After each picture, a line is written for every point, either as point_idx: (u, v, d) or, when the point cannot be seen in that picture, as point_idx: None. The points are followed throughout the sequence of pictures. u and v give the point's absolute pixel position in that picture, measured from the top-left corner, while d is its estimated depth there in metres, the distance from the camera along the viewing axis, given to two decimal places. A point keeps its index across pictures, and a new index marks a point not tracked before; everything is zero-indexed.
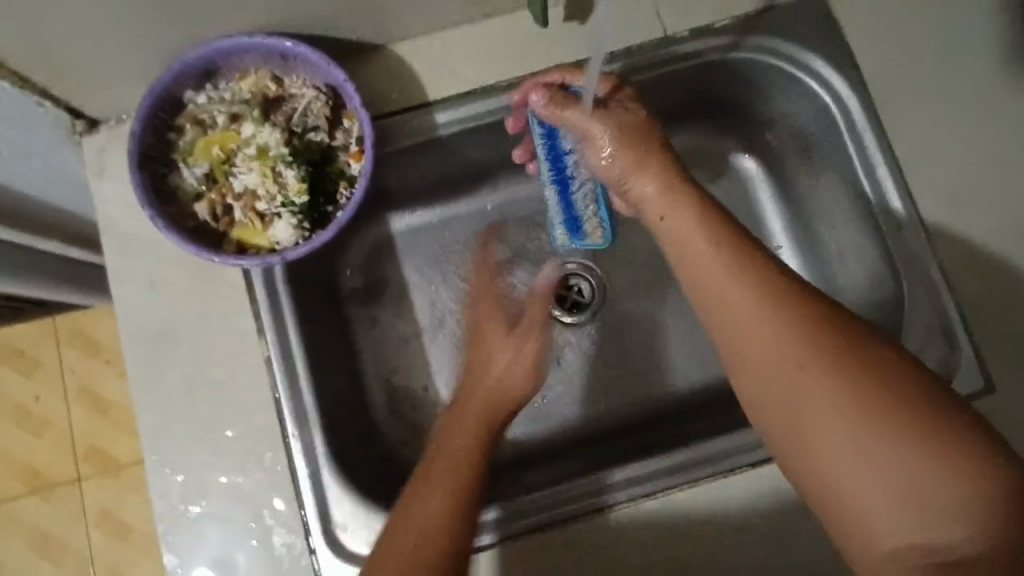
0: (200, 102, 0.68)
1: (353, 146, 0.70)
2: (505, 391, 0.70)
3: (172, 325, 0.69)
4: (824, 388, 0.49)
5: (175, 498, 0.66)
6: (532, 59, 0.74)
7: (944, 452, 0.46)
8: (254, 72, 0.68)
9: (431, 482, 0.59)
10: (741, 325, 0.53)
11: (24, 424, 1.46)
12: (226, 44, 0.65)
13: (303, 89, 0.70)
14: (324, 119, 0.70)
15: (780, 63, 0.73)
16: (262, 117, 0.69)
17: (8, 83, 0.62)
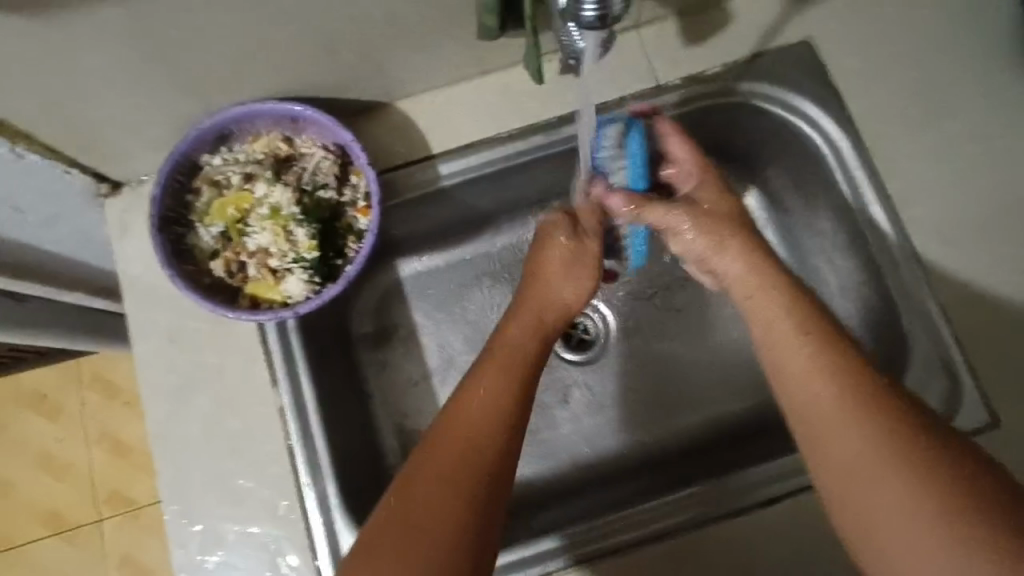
0: (215, 164, 0.71)
1: (360, 202, 0.73)
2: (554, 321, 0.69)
3: (191, 379, 0.71)
4: (881, 450, 0.53)
5: (193, 549, 0.68)
6: (530, 112, 0.77)
7: (990, 543, 0.48)
8: (266, 134, 0.72)
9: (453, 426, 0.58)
10: (814, 392, 0.58)
11: (47, 467, 1.49)
12: (240, 111, 0.68)
13: (312, 149, 0.73)
14: (333, 176, 0.73)
15: (771, 106, 0.75)
16: (274, 177, 0.73)
17: (37, 156, 0.66)
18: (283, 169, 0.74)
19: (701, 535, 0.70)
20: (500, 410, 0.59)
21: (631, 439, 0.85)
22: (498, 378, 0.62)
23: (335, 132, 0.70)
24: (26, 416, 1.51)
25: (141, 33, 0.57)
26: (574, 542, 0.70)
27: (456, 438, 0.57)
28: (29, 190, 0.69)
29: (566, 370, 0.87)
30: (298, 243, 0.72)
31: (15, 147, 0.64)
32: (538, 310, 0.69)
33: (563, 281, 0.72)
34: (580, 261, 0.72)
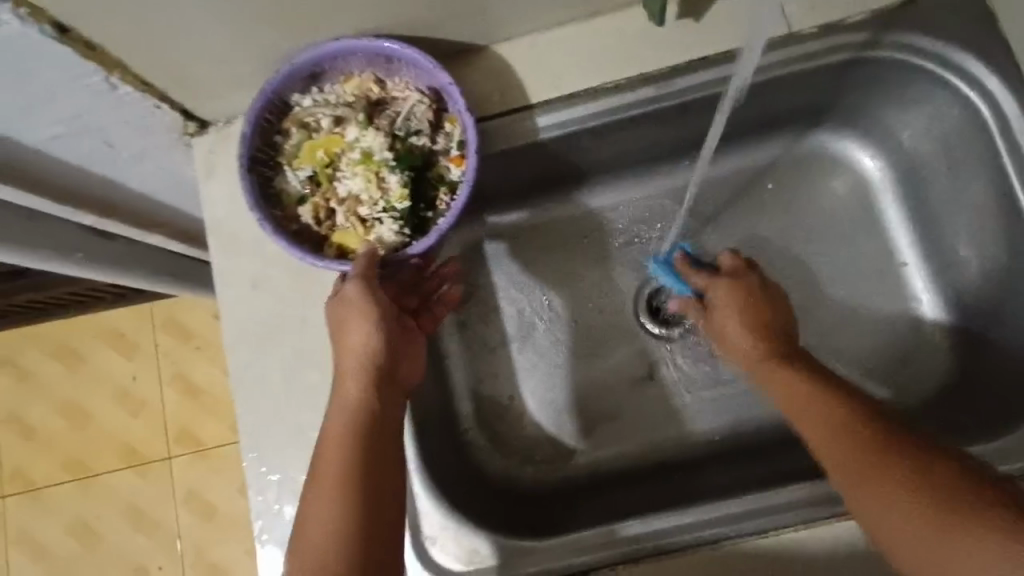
0: (305, 104, 0.68)
1: (453, 150, 0.69)
2: (361, 366, 0.62)
3: (273, 327, 0.70)
4: (875, 467, 0.57)
5: (271, 498, 0.66)
6: (641, 60, 0.69)
7: (974, 523, 0.52)
8: (357, 74, 0.68)
9: (317, 490, 0.57)
10: (808, 416, 0.63)
11: (122, 402, 1.56)
12: (334, 48, 0.64)
13: (405, 92, 0.69)
14: (427, 122, 0.69)
15: (923, 61, 0.67)
16: (366, 120, 0.69)
17: (130, 88, 0.63)
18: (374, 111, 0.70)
19: (806, 535, 0.63)
20: (344, 453, 0.58)
21: (722, 425, 0.82)
22: (334, 433, 0.60)
23: (431, 72, 0.65)
24: (104, 352, 1.57)
25: None
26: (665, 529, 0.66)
27: (323, 462, 0.58)
28: (120, 124, 0.67)
29: (652, 344, 0.84)
30: (389, 191, 0.67)
31: (110, 76, 0.60)
32: (355, 363, 0.62)
33: (354, 331, 0.62)
34: (364, 309, 0.62)
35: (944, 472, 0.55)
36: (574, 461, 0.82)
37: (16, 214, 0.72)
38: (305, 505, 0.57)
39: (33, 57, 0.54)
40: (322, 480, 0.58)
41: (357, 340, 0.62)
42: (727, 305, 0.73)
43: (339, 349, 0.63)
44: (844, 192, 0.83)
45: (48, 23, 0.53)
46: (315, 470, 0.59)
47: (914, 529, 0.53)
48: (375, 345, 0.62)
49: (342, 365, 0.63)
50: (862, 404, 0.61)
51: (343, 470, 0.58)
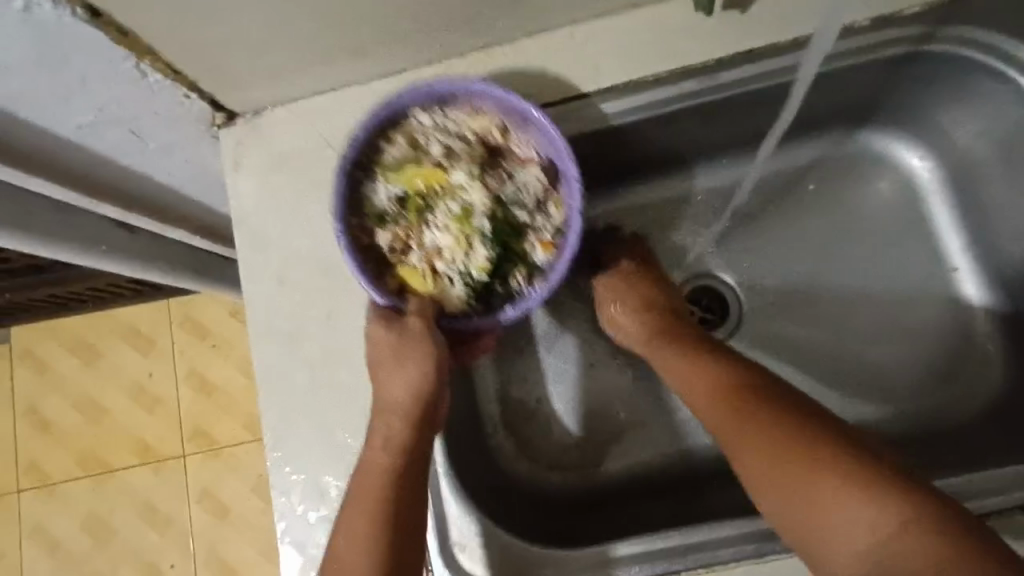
0: (423, 125, 0.66)
1: (548, 232, 0.67)
2: (404, 405, 0.59)
3: (300, 322, 0.68)
4: (743, 424, 0.57)
5: (295, 499, 0.64)
6: (684, 54, 0.67)
7: (838, 469, 0.51)
8: (488, 116, 0.66)
9: (349, 528, 0.55)
10: (686, 380, 0.64)
11: (138, 399, 1.55)
12: (475, 89, 0.63)
13: (526, 157, 0.67)
14: (534, 199, 0.67)
15: (982, 56, 0.64)
16: (476, 171, 0.68)
17: (159, 75, 0.61)
18: (486, 162, 0.68)
19: None
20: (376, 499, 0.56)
21: None
22: (370, 466, 0.58)
23: (560, 155, 0.64)
24: (120, 349, 1.57)
25: None
26: (704, 543, 0.61)
27: (349, 515, 0.56)
28: (148, 114, 0.65)
29: None
30: (472, 257, 0.66)
31: (140, 63, 0.59)
32: (401, 401, 0.59)
33: (403, 373, 0.60)
34: (419, 352, 0.60)
35: (802, 427, 0.55)
36: (604, 467, 0.79)
37: (40, 204, 0.71)
38: (336, 541, 0.55)
39: (65, 41, 0.53)
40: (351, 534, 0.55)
41: (404, 381, 0.60)
42: (614, 288, 0.74)
43: (381, 387, 0.61)
44: (891, 192, 0.80)
45: (80, 6, 0.51)
46: (347, 506, 0.57)
47: (778, 491, 0.53)
48: (423, 385, 0.60)
49: (380, 406, 0.61)
50: (729, 362, 0.63)
51: (374, 510, 0.55)
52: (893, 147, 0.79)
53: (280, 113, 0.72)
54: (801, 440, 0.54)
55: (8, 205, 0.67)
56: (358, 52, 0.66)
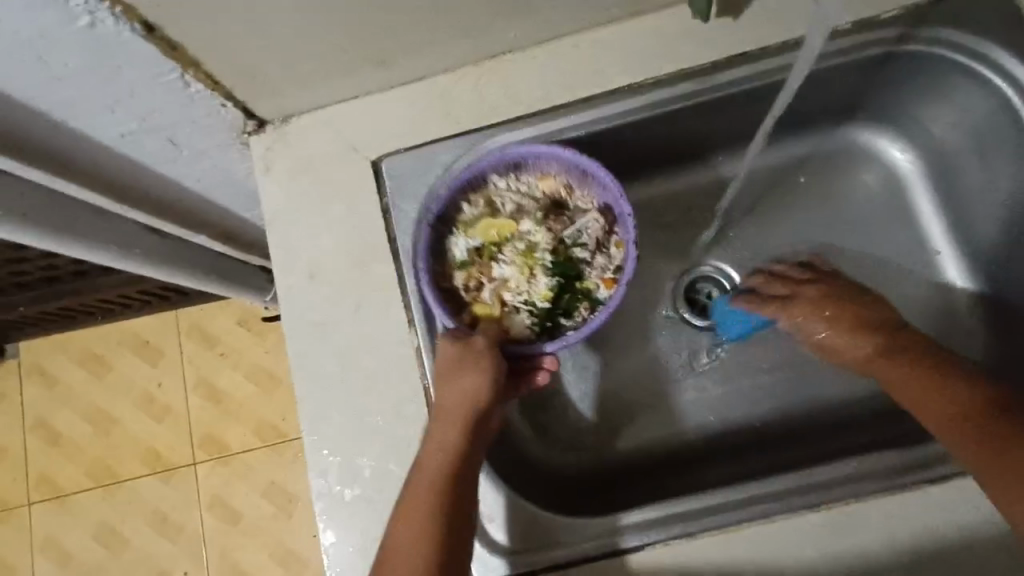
0: (498, 186, 0.74)
1: (608, 271, 0.74)
2: (463, 411, 0.65)
3: (331, 315, 0.72)
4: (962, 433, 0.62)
5: (330, 480, 0.68)
6: (682, 58, 0.73)
7: None
8: (554, 177, 0.74)
9: (409, 511, 0.61)
10: (908, 390, 0.67)
11: (149, 409, 1.58)
12: (543, 149, 0.71)
13: (587, 206, 0.75)
14: (595, 240, 0.75)
15: (953, 55, 0.70)
16: (542, 219, 0.76)
17: (201, 86, 0.65)
18: (552, 212, 0.76)
19: (861, 510, 0.64)
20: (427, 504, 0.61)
21: (760, 412, 0.84)
22: (428, 458, 0.63)
23: (616, 199, 0.71)
24: (131, 359, 1.60)
25: None
26: (708, 509, 0.66)
27: (410, 502, 0.62)
28: (187, 122, 0.70)
29: (689, 334, 0.86)
30: (536, 288, 0.73)
31: (184, 74, 0.63)
32: (457, 408, 0.65)
33: (463, 382, 0.65)
34: (478, 369, 0.66)
35: None
36: (617, 448, 0.84)
37: (80, 209, 0.75)
38: (395, 523, 0.61)
39: (121, 53, 0.57)
40: (405, 534, 0.60)
41: (463, 390, 0.65)
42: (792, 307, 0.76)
43: (442, 393, 0.66)
44: (874, 183, 0.86)
45: (138, 21, 0.56)
46: (407, 492, 0.63)
47: None
48: (480, 394, 0.65)
49: (441, 409, 0.65)
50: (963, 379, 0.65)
51: (432, 500, 0.61)
52: (879, 140, 0.85)
53: (307, 120, 0.77)
54: (1016, 451, 0.59)
55: (52, 209, 0.71)
56: (382, 60, 0.71)
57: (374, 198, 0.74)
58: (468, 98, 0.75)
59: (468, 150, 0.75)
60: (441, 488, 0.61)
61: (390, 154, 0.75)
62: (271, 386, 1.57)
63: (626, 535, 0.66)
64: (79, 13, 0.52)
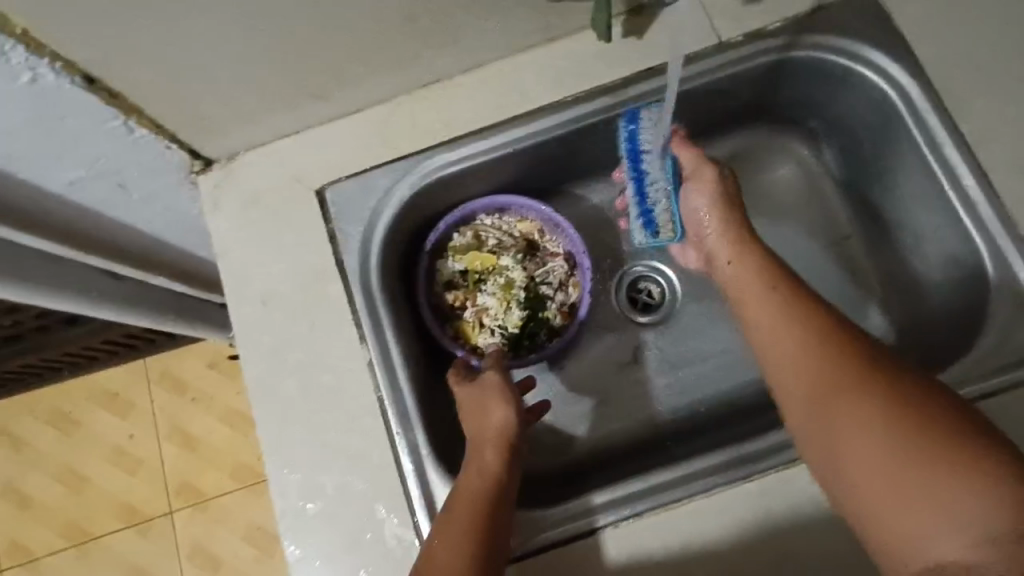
0: (485, 224, 0.87)
1: (565, 306, 0.88)
2: (495, 437, 0.71)
3: (285, 338, 0.75)
4: (785, 344, 0.65)
5: (294, 496, 0.71)
6: (595, 76, 0.79)
7: (912, 453, 0.54)
8: (532, 221, 0.88)
9: (451, 520, 0.64)
10: (753, 301, 0.69)
11: (121, 462, 1.57)
12: (521, 200, 0.86)
13: (555, 250, 0.89)
14: (559, 280, 0.88)
15: (835, 58, 0.78)
16: (520, 257, 0.88)
17: (144, 130, 0.70)
18: (528, 250, 0.89)
19: (789, 474, 0.70)
20: (467, 516, 0.63)
21: (705, 399, 0.88)
22: (469, 475, 0.68)
23: (580, 252, 0.86)
24: (100, 412, 1.59)
25: (255, 10, 0.61)
26: (648, 489, 0.71)
27: (452, 515, 0.64)
28: (134, 166, 0.73)
29: (634, 331, 0.92)
30: (509, 317, 0.86)
31: (127, 121, 0.67)
32: (490, 436, 0.71)
33: (490, 412, 0.73)
34: (502, 395, 0.74)
35: (847, 370, 0.60)
36: (574, 446, 0.88)
37: (37, 258, 0.78)
38: (438, 531, 0.63)
39: (64, 105, 0.61)
40: (443, 543, 0.62)
41: (493, 420, 0.72)
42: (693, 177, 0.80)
43: (474, 425, 0.72)
44: (790, 177, 0.93)
45: (78, 74, 0.60)
46: (450, 503, 0.66)
47: (841, 444, 0.58)
48: (509, 424, 0.72)
49: (474, 440, 0.72)
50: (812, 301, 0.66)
51: (474, 510, 0.64)
52: (789, 138, 0.92)
53: (252, 156, 0.81)
54: (827, 372, 0.61)
55: (8, 260, 0.74)
56: (317, 96, 0.76)
57: (321, 224, 0.78)
58: (403, 126, 0.80)
59: (407, 172, 0.80)
60: (485, 497, 0.65)
61: (334, 182, 0.79)
62: (242, 426, 1.57)
63: (599, 513, 0.71)
64: (21, 69, 0.56)
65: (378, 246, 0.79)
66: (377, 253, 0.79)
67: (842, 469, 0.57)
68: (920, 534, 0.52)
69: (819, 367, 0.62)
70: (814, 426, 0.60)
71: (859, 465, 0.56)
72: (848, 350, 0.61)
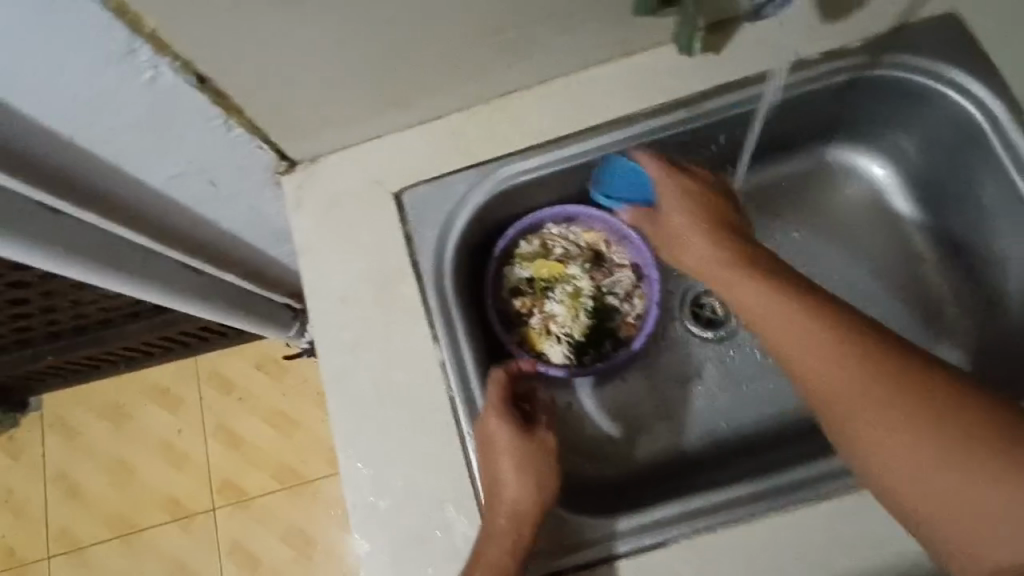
0: (552, 233, 0.88)
1: (631, 317, 0.88)
2: (534, 508, 0.69)
3: (361, 335, 0.77)
4: (790, 344, 0.67)
5: (366, 491, 0.72)
6: (672, 90, 0.80)
7: (941, 441, 0.58)
8: (599, 232, 0.89)
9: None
10: (750, 302, 0.70)
11: (168, 457, 1.60)
12: (591, 211, 0.87)
13: (622, 261, 0.89)
14: (625, 290, 0.89)
15: (914, 76, 0.78)
16: (587, 266, 0.89)
17: (241, 129, 0.73)
18: (595, 261, 0.90)
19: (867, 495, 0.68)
20: None
21: (768, 417, 0.87)
22: (500, 536, 0.66)
23: (648, 264, 0.87)
24: (152, 407, 1.63)
25: (360, 18, 0.63)
26: (687, 513, 0.70)
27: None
28: (227, 163, 0.77)
29: (697, 346, 0.91)
30: (577, 325, 0.87)
31: (227, 119, 0.70)
32: (530, 505, 0.68)
33: (535, 480, 0.70)
34: (548, 467, 0.72)
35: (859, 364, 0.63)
36: (635, 459, 0.87)
37: (127, 250, 0.82)
38: None
39: (175, 103, 0.65)
40: None
41: (536, 487, 0.70)
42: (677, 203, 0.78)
43: (512, 483, 0.69)
44: (858, 197, 0.92)
45: (192, 74, 0.63)
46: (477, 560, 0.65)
47: (872, 443, 0.62)
48: (548, 499, 0.70)
49: (506, 500, 0.68)
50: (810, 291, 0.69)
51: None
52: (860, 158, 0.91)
53: (333, 160, 0.83)
54: (842, 367, 0.64)
55: (105, 251, 0.78)
56: (402, 102, 0.78)
57: (397, 226, 0.80)
58: (481, 134, 0.82)
59: (484, 179, 0.81)
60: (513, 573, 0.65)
61: (411, 186, 0.81)
62: (286, 428, 1.60)
63: (618, 541, 0.70)
64: (145, 67, 0.60)
65: (453, 249, 0.81)
66: (451, 255, 0.80)
67: (880, 465, 0.61)
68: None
69: (899, 417, 0.61)
70: (897, 479, 0.60)
71: (958, 518, 0.56)
72: (923, 392, 0.61)
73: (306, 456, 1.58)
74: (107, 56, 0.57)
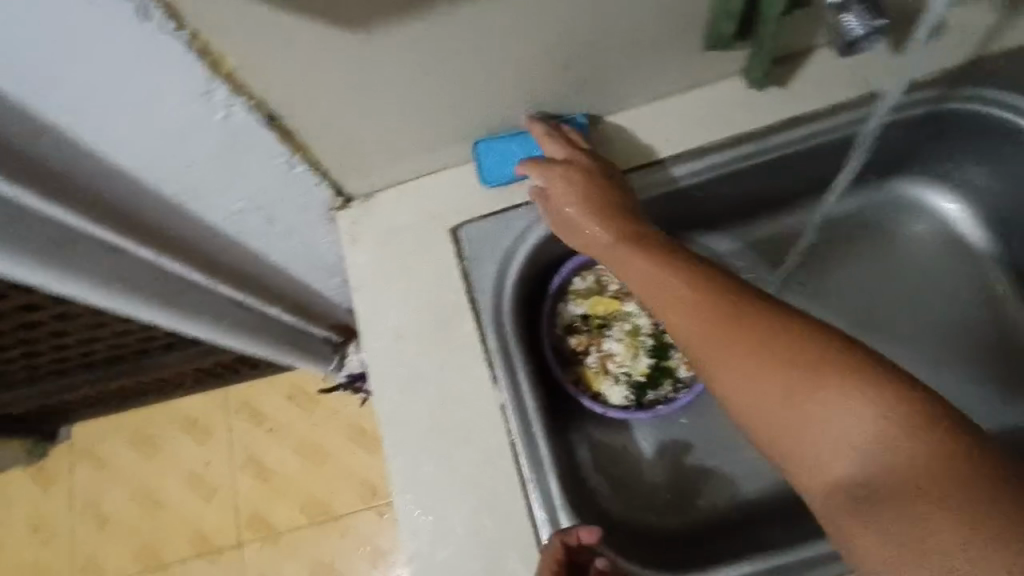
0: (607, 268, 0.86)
1: None
2: None
3: (418, 375, 0.75)
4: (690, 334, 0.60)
5: (424, 540, 0.69)
6: (738, 124, 0.79)
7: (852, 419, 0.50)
8: None
9: None
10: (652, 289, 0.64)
11: (197, 489, 1.58)
12: None
13: None
14: None
15: (994, 109, 0.75)
16: None
17: (304, 167, 0.72)
18: None
19: None
20: None
21: None
22: None
23: None
24: (182, 438, 1.62)
25: (437, 58, 0.63)
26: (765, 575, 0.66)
27: None
28: (286, 200, 0.76)
29: None
30: (636, 364, 0.85)
31: (292, 157, 0.70)
32: None
33: None
34: None
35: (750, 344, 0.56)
36: (697, 506, 0.83)
37: (179, 284, 0.81)
38: None
39: (244, 141, 0.65)
40: None
41: None
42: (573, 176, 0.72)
43: None
44: (926, 232, 0.90)
45: (263, 113, 0.63)
46: None
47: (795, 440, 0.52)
48: None
49: None
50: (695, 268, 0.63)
51: None
52: (923, 192, 0.89)
53: (389, 195, 0.82)
54: (738, 348, 0.56)
55: (157, 286, 0.77)
56: (463, 137, 0.77)
57: (454, 261, 0.79)
58: None
59: None
60: None
61: (468, 221, 0.80)
62: (318, 461, 1.57)
63: None
64: (219, 107, 0.60)
65: (510, 286, 0.79)
66: (511, 293, 0.79)
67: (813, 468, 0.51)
68: (911, 523, 0.46)
69: (805, 396, 0.52)
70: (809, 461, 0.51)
71: (805, 450, 0.52)
72: (756, 341, 0.56)
73: (337, 492, 1.54)
74: (185, 94, 0.57)
